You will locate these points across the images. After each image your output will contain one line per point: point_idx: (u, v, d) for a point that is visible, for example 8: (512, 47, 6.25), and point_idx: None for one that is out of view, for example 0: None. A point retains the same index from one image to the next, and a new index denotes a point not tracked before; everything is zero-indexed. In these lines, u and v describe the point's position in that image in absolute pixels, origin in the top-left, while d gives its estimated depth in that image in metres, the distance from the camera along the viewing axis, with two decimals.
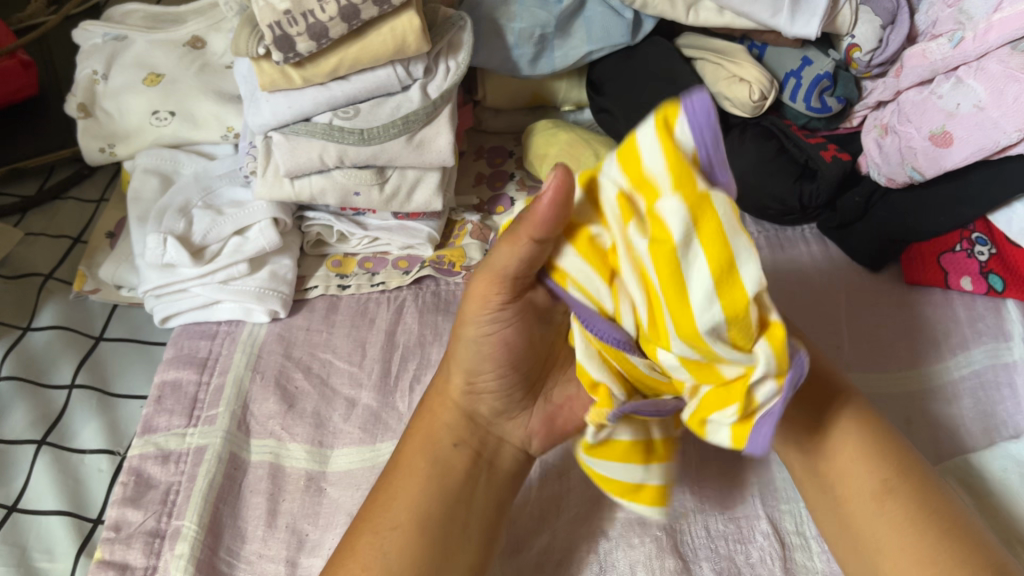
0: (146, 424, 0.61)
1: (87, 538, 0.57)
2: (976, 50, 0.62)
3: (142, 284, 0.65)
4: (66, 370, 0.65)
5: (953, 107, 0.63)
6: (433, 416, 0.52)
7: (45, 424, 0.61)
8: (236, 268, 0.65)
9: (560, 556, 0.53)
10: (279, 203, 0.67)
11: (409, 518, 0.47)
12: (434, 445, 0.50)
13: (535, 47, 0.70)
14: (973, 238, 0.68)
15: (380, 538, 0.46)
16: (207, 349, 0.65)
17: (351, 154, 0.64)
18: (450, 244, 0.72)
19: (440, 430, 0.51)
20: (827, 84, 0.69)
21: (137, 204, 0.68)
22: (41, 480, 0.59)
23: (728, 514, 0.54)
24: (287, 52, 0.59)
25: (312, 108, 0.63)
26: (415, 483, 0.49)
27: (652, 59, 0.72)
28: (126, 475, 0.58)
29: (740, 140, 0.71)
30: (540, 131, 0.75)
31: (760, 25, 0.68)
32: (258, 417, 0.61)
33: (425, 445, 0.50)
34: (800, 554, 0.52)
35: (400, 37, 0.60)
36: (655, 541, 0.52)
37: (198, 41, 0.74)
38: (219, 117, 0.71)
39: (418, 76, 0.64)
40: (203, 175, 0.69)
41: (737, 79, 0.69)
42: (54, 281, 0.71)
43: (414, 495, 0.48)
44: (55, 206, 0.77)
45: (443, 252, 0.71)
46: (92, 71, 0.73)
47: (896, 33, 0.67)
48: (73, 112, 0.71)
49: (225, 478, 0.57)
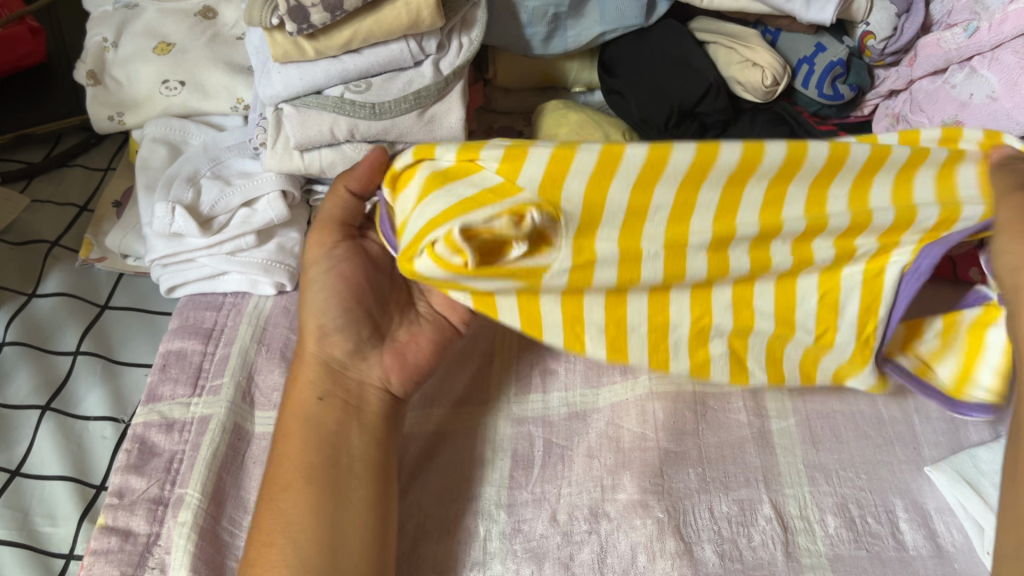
0: (151, 392, 0.61)
1: (91, 504, 0.57)
2: (991, 41, 0.62)
3: (149, 253, 0.66)
4: (71, 337, 0.64)
5: (966, 97, 0.63)
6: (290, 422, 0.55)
7: (50, 390, 0.61)
8: (244, 239, 0.65)
9: (563, 533, 0.53)
10: (288, 175, 0.67)
11: (299, 475, 0.53)
12: (312, 417, 0.55)
13: (548, 26, 0.70)
14: None
15: (296, 501, 0.52)
16: (213, 320, 0.65)
17: (361, 128, 0.64)
18: None
19: (308, 395, 0.56)
20: (840, 71, 0.69)
21: (146, 172, 0.68)
22: (45, 445, 0.59)
23: (731, 497, 0.54)
24: (301, 24, 0.58)
25: (324, 80, 0.63)
26: (297, 447, 0.54)
27: (665, 41, 0.71)
28: (130, 442, 0.58)
29: (750, 126, 0.71)
30: (550, 111, 0.74)
31: (776, 10, 0.68)
32: (263, 388, 0.61)
33: (298, 419, 0.55)
34: (803, 538, 0.53)
35: (414, 12, 0.60)
36: (659, 522, 0.52)
37: (209, 11, 0.74)
38: (229, 88, 0.71)
39: (431, 52, 0.64)
40: (212, 146, 0.69)
41: (751, 64, 0.69)
42: (60, 248, 0.71)
43: (302, 458, 0.53)
44: (62, 174, 0.77)
45: None
46: (101, 38, 0.72)
47: (911, 21, 0.67)
48: (82, 79, 0.71)
49: (229, 448, 0.57)
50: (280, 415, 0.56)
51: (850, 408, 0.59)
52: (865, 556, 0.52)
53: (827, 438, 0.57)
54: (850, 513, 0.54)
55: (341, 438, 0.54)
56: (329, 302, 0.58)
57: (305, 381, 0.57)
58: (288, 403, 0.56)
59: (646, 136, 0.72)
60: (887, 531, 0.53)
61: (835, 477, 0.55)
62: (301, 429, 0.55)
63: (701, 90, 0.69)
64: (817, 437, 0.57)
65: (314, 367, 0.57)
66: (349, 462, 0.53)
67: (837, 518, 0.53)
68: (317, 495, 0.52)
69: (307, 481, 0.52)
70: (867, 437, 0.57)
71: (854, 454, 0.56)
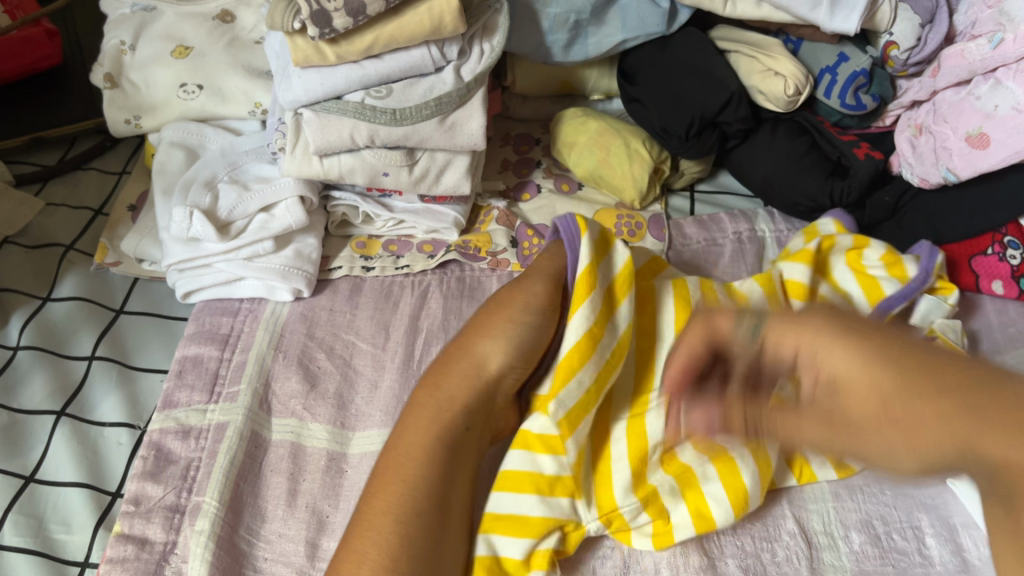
0: (167, 398, 0.60)
1: (106, 512, 0.56)
2: (1016, 52, 0.62)
3: (166, 257, 0.65)
4: (86, 342, 0.64)
5: (991, 108, 0.62)
6: (427, 394, 0.50)
7: (65, 395, 0.61)
8: (262, 245, 0.65)
9: (585, 547, 0.52)
10: (306, 181, 0.66)
11: (409, 502, 0.46)
12: (441, 431, 0.49)
13: (569, 33, 0.70)
14: (1006, 242, 0.66)
15: (387, 526, 0.45)
16: (229, 326, 0.64)
17: (382, 134, 0.64)
18: (475, 228, 0.72)
19: (446, 409, 0.50)
20: (863, 81, 0.68)
21: (163, 177, 0.67)
22: (60, 451, 0.58)
23: (755, 512, 0.54)
24: (323, 28, 0.58)
25: (344, 85, 0.62)
26: (423, 441, 0.48)
27: (688, 50, 0.70)
28: (146, 449, 0.57)
29: (771, 135, 0.71)
30: (569, 119, 0.74)
31: (799, 20, 0.68)
32: (280, 395, 0.60)
33: (433, 427, 0.49)
34: (828, 554, 0.52)
35: (436, 18, 0.59)
36: (683, 536, 0.52)
37: (228, 15, 0.73)
38: (248, 92, 0.70)
39: (452, 57, 0.64)
40: (230, 151, 0.69)
41: (773, 73, 0.68)
42: (75, 252, 0.70)
43: (427, 453, 0.48)
44: (77, 177, 0.76)
45: (469, 236, 0.70)
46: (119, 41, 0.72)
47: (934, 32, 0.67)
48: (99, 82, 0.71)
49: (246, 456, 0.57)
50: (416, 392, 0.52)
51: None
52: (892, 573, 0.51)
53: None
54: (875, 529, 0.53)
55: (454, 468, 0.48)
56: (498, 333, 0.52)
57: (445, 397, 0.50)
58: (415, 410, 0.50)
59: (667, 145, 0.71)
60: (913, 548, 0.52)
61: (859, 492, 0.55)
62: (427, 438, 0.49)
63: (723, 99, 0.68)
64: None
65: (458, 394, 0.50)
66: (461, 501, 0.48)
67: (862, 534, 0.53)
68: (411, 532, 0.45)
69: (409, 507, 0.46)
70: None
71: None
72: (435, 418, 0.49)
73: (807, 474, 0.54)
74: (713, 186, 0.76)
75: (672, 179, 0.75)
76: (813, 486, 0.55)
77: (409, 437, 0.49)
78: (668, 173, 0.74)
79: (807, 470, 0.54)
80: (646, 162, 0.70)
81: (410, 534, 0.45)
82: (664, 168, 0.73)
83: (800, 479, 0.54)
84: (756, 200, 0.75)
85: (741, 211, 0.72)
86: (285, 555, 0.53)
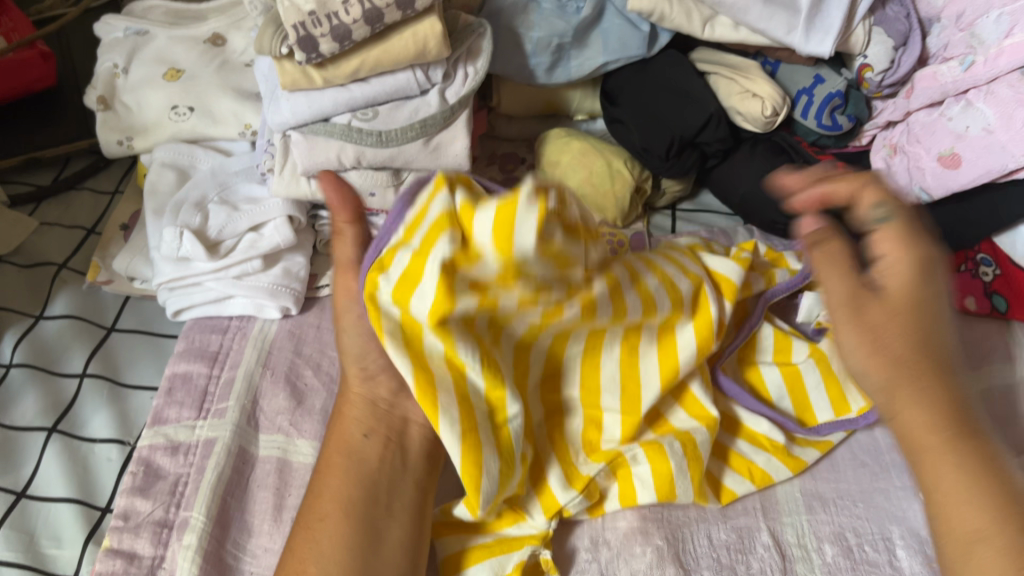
0: (156, 415, 0.61)
1: (95, 527, 0.57)
2: (986, 74, 0.63)
3: (157, 277, 0.66)
4: (78, 360, 0.65)
5: (963, 129, 0.64)
6: (338, 436, 0.53)
7: (56, 412, 0.62)
8: (251, 263, 0.66)
9: (563, 560, 0.53)
10: (295, 201, 0.68)
11: (336, 506, 0.49)
12: (353, 445, 0.52)
13: (551, 56, 0.71)
14: (978, 259, 0.68)
15: (321, 533, 0.48)
16: (218, 343, 0.66)
17: (368, 155, 0.65)
18: None
19: (355, 428, 0.53)
20: (839, 102, 0.69)
21: (154, 197, 0.69)
22: (51, 467, 0.59)
23: (730, 525, 0.55)
24: (310, 53, 0.59)
25: (331, 108, 0.64)
26: (337, 481, 0.51)
27: (668, 72, 0.72)
28: (136, 465, 0.58)
29: (750, 154, 0.72)
30: (553, 139, 0.76)
31: (776, 43, 0.69)
32: (267, 412, 0.61)
33: (343, 446, 0.52)
34: (801, 565, 0.53)
35: (421, 42, 0.61)
36: (658, 550, 0.53)
37: (219, 39, 0.75)
38: (238, 114, 0.72)
39: (436, 80, 0.65)
40: (220, 171, 0.70)
41: (750, 95, 0.70)
42: (67, 271, 0.71)
43: (338, 491, 0.50)
44: (70, 197, 0.77)
45: None
46: (112, 65, 0.74)
47: (908, 55, 0.69)
48: (92, 104, 0.72)
49: (233, 471, 0.58)
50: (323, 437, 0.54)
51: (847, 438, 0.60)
52: None
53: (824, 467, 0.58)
54: (847, 541, 0.54)
55: (383, 471, 0.51)
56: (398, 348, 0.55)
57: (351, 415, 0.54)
58: (334, 429, 0.54)
59: (648, 164, 0.73)
60: (884, 559, 0.53)
61: (832, 505, 0.56)
62: (343, 454, 0.52)
63: (702, 119, 0.70)
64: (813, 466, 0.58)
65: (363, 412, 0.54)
66: (394, 498, 0.51)
67: (835, 546, 0.54)
68: (345, 532, 0.48)
69: (340, 508, 0.49)
70: (864, 465, 0.58)
71: (852, 483, 0.57)
72: (351, 436, 0.53)
73: (764, 474, 0.56)
74: (695, 205, 0.78)
75: (653, 198, 0.77)
76: (787, 498, 0.57)
77: (321, 479, 0.51)
78: (649, 193, 0.76)
79: (759, 470, 0.56)
80: (627, 183, 0.72)
81: (344, 534, 0.48)
82: (647, 188, 0.75)
83: (755, 484, 0.56)
84: (735, 218, 0.77)
85: (721, 230, 0.74)
86: (270, 568, 0.54)
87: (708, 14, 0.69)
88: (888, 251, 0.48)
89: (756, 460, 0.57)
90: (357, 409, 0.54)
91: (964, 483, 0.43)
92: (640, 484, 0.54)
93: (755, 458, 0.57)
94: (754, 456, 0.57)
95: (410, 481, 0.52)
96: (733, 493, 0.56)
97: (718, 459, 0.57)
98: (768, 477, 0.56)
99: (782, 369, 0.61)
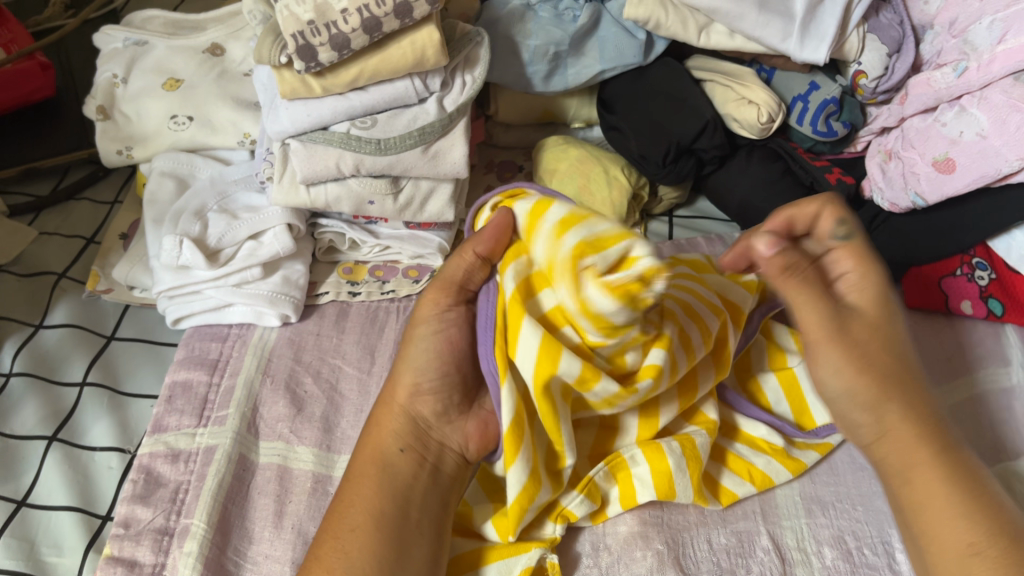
0: (157, 423, 0.61)
1: (96, 535, 0.57)
2: (980, 80, 0.64)
3: (157, 285, 0.66)
4: (78, 369, 0.65)
5: (957, 134, 0.64)
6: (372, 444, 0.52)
7: (56, 420, 0.62)
8: (250, 271, 0.66)
9: (564, 566, 0.53)
10: (294, 209, 0.68)
11: (365, 518, 0.48)
12: (388, 460, 0.51)
13: (548, 64, 0.72)
14: (974, 263, 0.69)
15: (348, 545, 0.47)
16: (218, 351, 0.66)
17: (367, 163, 0.66)
18: None
19: (389, 442, 0.52)
20: (834, 109, 0.70)
21: (153, 206, 0.69)
22: (51, 475, 0.59)
23: (729, 529, 0.55)
24: (309, 62, 0.60)
25: (330, 117, 0.64)
26: (370, 492, 0.50)
27: (664, 79, 0.73)
28: (136, 473, 0.58)
29: (746, 162, 0.73)
30: (550, 147, 0.76)
31: (771, 50, 0.70)
32: (268, 419, 0.61)
33: (377, 460, 0.51)
34: (801, 569, 0.53)
35: (419, 50, 0.61)
36: (659, 554, 0.53)
37: (218, 48, 0.76)
38: (236, 123, 0.72)
39: (434, 89, 0.65)
40: (219, 180, 0.70)
41: (746, 101, 0.70)
42: (67, 280, 0.72)
43: (369, 503, 0.49)
44: (69, 207, 0.78)
45: None
46: (111, 74, 0.74)
47: (901, 62, 0.69)
48: (92, 114, 0.72)
49: (234, 478, 0.58)
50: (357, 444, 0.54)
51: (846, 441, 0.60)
52: None
53: (823, 470, 0.59)
54: (847, 545, 0.54)
55: (414, 486, 0.51)
56: (429, 360, 0.54)
57: (390, 430, 0.53)
58: (367, 443, 0.53)
59: (645, 171, 0.73)
60: (884, 563, 0.53)
61: (832, 508, 0.56)
62: (377, 467, 0.51)
63: (698, 126, 0.70)
64: (813, 470, 0.59)
65: (399, 427, 0.53)
66: (421, 512, 0.50)
67: (835, 549, 0.54)
68: (372, 546, 0.47)
69: (368, 522, 0.48)
70: (863, 468, 0.59)
71: (851, 487, 0.57)
72: (384, 453, 0.52)
73: (764, 475, 0.57)
74: (691, 211, 0.78)
75: (650, 205, 0.77)
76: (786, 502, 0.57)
77: (350, 487, 0.50)
78: (647, 199, 0.76)
79: (758, 472, 0.57)
80: (624, 189, 0.72)
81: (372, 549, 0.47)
82: (643, 195, 0.75)
83: (756, 485, 0.56)
84: (732, 224, 0.77)
85: (719, 236, 0.74)
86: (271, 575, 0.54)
87: (704, 23, 0.70)
88: (850, 267, 0.50)
89: (755, 462, 0.57)
90: (391, 422, 0.53)
91: (963, 502, 0.43)
92: (642, 488, 0.54)
93: (753, 461, 0.57)
94: (752, 458, 0.57)
95: (439, 497, 0.51)
96: (733, 494, 0.56)
97: (715, 460, 0.57)
98: (768, 480, 0.57)
99: (779, 377, 0.61)
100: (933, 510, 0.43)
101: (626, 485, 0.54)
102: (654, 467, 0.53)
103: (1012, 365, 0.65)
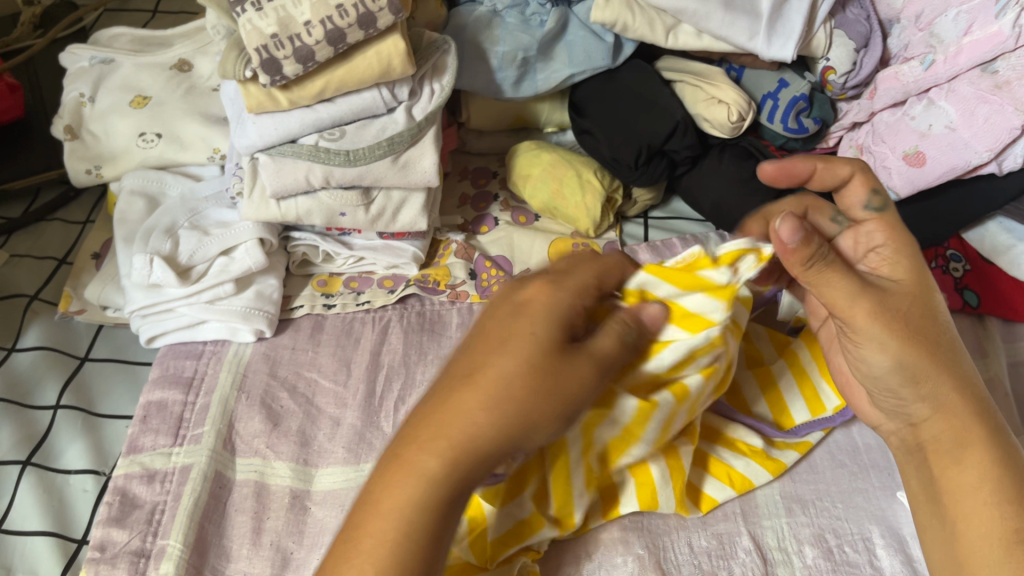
0: (131, 444, 0.61)
1: (72, 559, 0.57)
2: (947, 72, 0.64)
3: (129, 304, 0.65)
4: (52, 391, 0.65)
5: (926, 127, 0.64)
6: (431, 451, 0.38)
7: (31, 444, 0.62)
8: (222, 288, 0.65)
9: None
10: (265, 224, 0.68)
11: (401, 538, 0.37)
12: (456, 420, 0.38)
13: (518, 70, 0.71)
14: (948, 256, 0.69)
15: (412, 494, 0.37)
16: (193, 369, 0.65)
17: (337, 175, 0.65)
18: (434, 262, 0.73)
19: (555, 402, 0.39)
20: (803, 105, 0.70)
21: (124, 225, 0.68)
22: (26, 500, 0.58)
23: (710, 532, 0.55)
24: (274, 75, 0.59)
25: (298, 129, 0.64)
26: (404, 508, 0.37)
27: (634, 81, 0.73)
28: (111, 495, 0.58)
29: (718, 161, 0.72)
30: (523, 152, 0.76)
31: (738, 49, 0.70)
32: (244, 436, 0.61)
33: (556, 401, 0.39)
34: (782, 569, 0.53)
35: (385, 60, 0.61)
36: (639, 558, 0.53)
37: (185, 64, 0.75)
38: (206, 139, 0.72)
39: (403, 98, 0.65)
40: (190, 197, 0.70)
41: (716, 101, 0.70)
42: (39, 302, 0.71)
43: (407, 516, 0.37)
44: (41, 228, 0.77)
45: (428, 271, 0.72)
46: (78, 93, 0.73)
47: (869, 56, 0.69)
48: (59, 134, 0.72)
49: (210, 497, 0.57)
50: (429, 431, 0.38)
51: (825, 439, 0.60)
52: None
53: (803, 469, 0.59)
54: (827, 543, 0.54)
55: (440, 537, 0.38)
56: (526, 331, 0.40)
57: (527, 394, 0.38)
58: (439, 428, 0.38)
59: (618, 174, 0.73)
60: (864, 559, 0.53)
61: (812, 507, 0.56)
62: (491, 416, 0.38)
63: (669, 127, 0.70)
64: (793, 468, 0.58)
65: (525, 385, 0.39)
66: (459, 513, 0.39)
67: (815, 548, 0.54)
68: (439, 491, 0.37)
69: (444, 454, 0.38)
70: (843, 466, 0.59)
71: (830, 484, 0.57)
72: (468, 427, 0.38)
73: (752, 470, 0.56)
74: (666, 212, 0.78)
75: (624, 207, 0.77)
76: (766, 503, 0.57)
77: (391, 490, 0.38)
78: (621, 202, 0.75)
79: (738, 475, 0.56)
80: (598, 193, 0.72)
81: (434, 498, 0.37)
82: (617, 197, 0.75)
83: (737, 490, 0.56)
84: (706, 223, 0.77)
85: (693, 236, 0.74)
86: None
87: (671, 23, 0.70)
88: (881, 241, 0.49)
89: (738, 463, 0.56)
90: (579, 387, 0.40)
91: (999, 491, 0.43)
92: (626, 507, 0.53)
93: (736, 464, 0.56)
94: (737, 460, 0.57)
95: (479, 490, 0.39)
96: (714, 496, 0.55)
97: (698, 466, 0.56)
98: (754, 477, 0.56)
99: (756, 375, 0.60)
100: (961, 476, 0.44)
101: (613, 507, 0.53)
102: (642, 488, 0.52)
103: (990, 357, 0.63)
